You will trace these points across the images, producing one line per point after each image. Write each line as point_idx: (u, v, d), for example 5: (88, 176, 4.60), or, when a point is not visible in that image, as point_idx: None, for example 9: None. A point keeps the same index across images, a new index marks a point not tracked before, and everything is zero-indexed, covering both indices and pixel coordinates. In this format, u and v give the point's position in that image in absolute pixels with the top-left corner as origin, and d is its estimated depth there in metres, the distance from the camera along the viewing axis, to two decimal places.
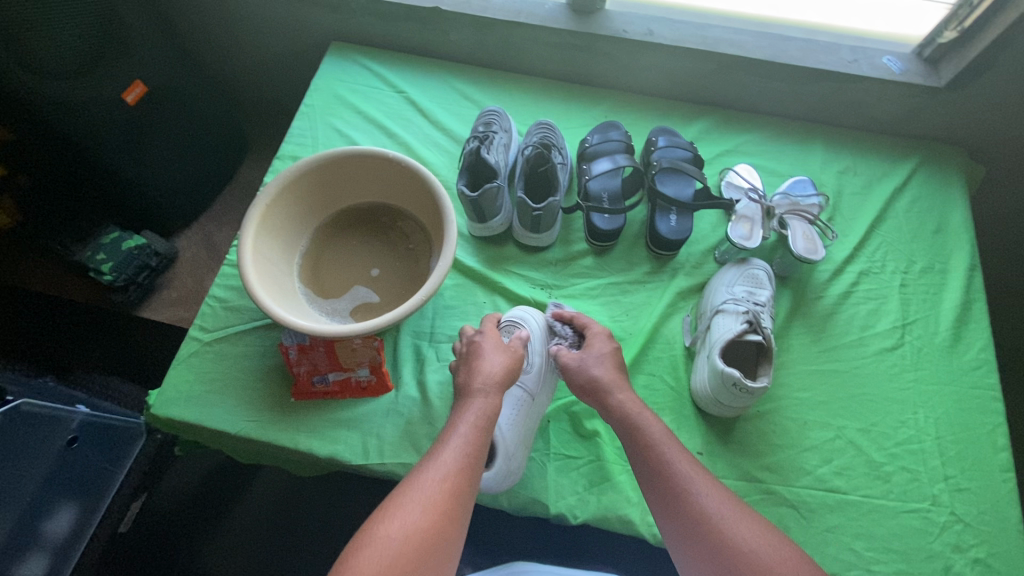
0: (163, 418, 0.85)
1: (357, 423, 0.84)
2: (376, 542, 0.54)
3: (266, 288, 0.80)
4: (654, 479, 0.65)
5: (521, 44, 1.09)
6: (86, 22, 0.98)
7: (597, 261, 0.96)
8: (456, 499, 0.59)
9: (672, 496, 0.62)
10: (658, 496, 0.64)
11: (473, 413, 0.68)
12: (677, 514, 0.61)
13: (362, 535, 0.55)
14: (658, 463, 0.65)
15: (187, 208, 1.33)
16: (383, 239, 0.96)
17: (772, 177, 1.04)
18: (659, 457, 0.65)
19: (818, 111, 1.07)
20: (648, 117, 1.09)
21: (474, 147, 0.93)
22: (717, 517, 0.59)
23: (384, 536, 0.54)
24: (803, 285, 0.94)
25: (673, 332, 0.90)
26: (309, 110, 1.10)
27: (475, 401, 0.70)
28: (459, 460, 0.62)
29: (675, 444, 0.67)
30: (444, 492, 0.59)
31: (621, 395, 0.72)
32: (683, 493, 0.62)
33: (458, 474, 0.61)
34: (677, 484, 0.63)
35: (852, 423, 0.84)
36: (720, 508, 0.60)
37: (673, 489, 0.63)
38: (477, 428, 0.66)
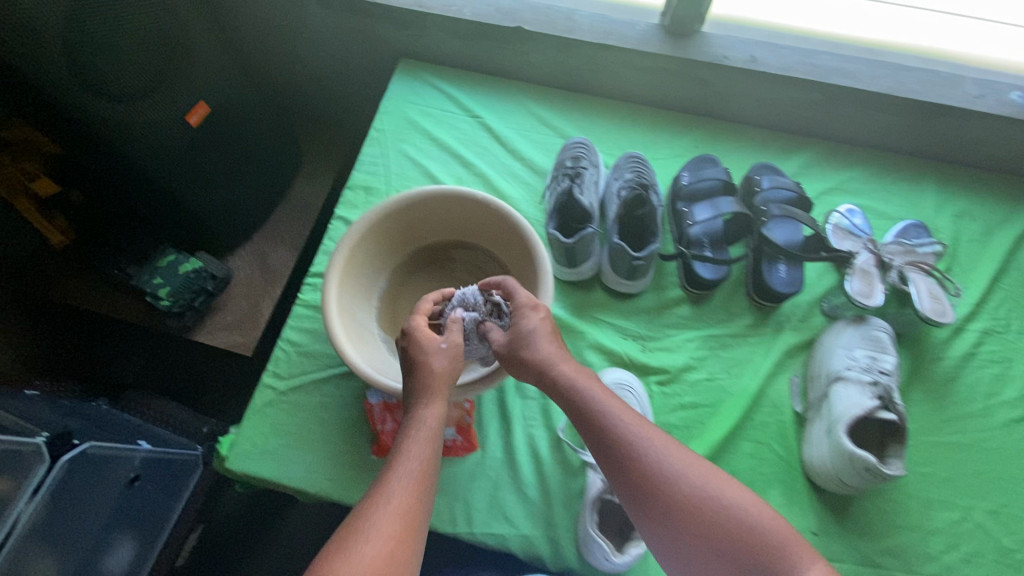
0: (240, 473, 0.81)
1: (443, 486, 0.79)
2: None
3: (355, 346, 0.76)
4: (633, 472, 0.56)
5: (608, 67, 1.01)
6: (153, 40, 0.92)
7: (694, 311, 0.89)
8: (408, 536, 0.51)
9: (656, 492, 0.54)
10: (631, 492, 0.56)
11: (421, 427, 0.59)
12: (669, 511, 0.53)
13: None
14: (628, 452, 0.56)
15: (242, 228, 1.27)
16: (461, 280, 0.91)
17: (880, 220, 0.96)
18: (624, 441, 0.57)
19: (932, 147, 0.98)
20: (743, 149, 1.01)
21: (566, 188, 0.86)
22: (715, 508, 0.52)
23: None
24: (920, 345, 0.87)
25: (780, 394, 0.84)
26: (379, 135, 1.03)
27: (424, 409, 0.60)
28: (408, 485, 0.54)
29: (651, 429, 0.58)
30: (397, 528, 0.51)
31: (565, 367, 0.61)
32: (668, 485, 0.54)
33: (413, 499, 0.54)
34: (661, 475, 0.55)
35: (978, 502, 0.78)
36: (716, 497, 0.53)
37: (651, 481, 0.55)
38: (425, 444, 0.58)
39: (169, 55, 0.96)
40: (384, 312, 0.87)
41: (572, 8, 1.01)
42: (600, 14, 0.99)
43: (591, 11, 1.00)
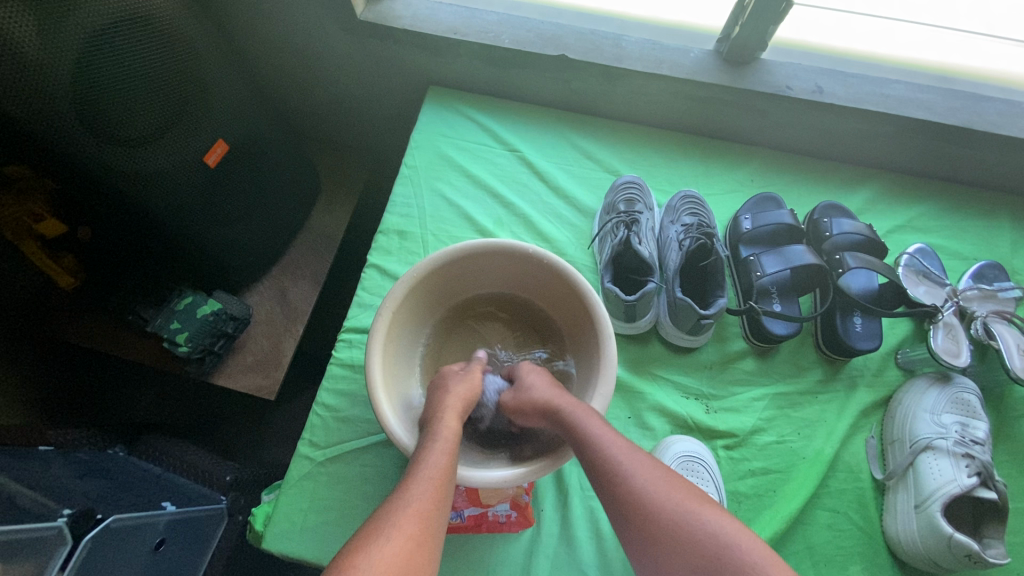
0: (277, 554, 0.75)
1: (497, 567, 0.74)
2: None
3: (405, 421, 0.69)
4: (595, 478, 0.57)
5: (657, 97, 0.94)
6: (167, 79, 0.84)
7: (759, 365, 0.83)
8: (426, 538, 0.49)
9: (619, 495, 0.54)
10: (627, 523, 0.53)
11: (437, 439, 0.60)
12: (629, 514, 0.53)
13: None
14: (595, 459, 0.57)
15: (261, 265, 1.19)
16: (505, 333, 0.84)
17: (953, 260, 0.89)
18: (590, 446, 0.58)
19: (1006, 180, 0.92)
20: (803, 184, 0.94)
21: (624, 236, 0.80)
22: (670, 507, 0.51)
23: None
24: (1003, 400, 0.81)
25: (855, 457, 0.78)
26: (411, 172, 0.96)
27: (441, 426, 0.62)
28: (428, 488, 0.54)
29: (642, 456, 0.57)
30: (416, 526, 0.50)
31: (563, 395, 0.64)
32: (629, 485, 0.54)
33: (431, 504, 0.52)
34: (621, 478, 0.55)
35: None
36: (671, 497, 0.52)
37: (613, 483, 0.55)
38: (445, 454, 0.58)
39: (184, 94, 0.88)
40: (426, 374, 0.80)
41: (619, 34, 0.93)
42: (650, 41, 0.92)
43: (640, 37, 0.93)
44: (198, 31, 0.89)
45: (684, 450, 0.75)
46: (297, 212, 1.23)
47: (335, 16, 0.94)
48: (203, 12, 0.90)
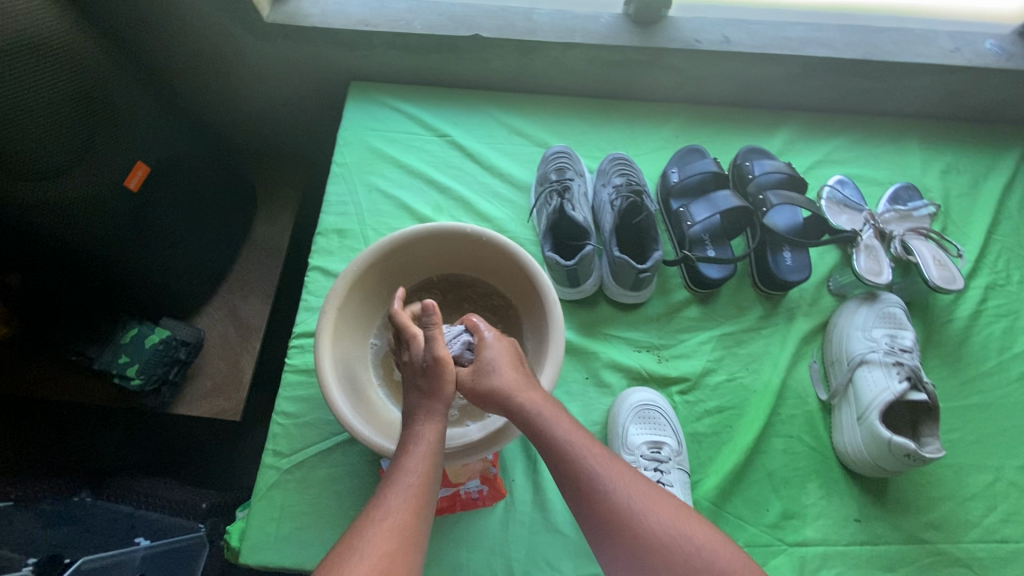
0: (255, 567, 0.75)
1: (477, 541, 0.75)
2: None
3: (340, 368, 0.71)
4: (597, 511, 0.53)
5: (576, 67, 0.96)
6: (72, 104, 0.80)
7: (703, 310, 0.87)
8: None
9: (624, 545, 0.51)
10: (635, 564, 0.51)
11: (422, 442, 0.57)
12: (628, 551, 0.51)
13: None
14: (603, 500, 0.53)
15: (207, 283, 1.18)
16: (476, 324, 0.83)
17: (871, 188, 0.94)
18: (599, 488, 0.53)
19: (912, 105, 0.97)
20: (726, 134, 0.98)
21: (557, 204, 0.81)
22: (682, 548, 0.50)
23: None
24: (928, 309, 0.86)
25: (801, 383, 0.82)
26: (343, 170, 0.95)
27: (426, 429, 0.58)
28: (405, 513, 0.51)
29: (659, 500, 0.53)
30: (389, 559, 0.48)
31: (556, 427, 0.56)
32: (634, 531, 0.51)
33: (413, 521, 0.51)
34: (621, 517, 0.52)
35: (1009, 460, 0.78)
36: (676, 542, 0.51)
37: (613, 519, 0.52)
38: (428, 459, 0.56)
39: (95, 117, 0.85)
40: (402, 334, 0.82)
41: (530, 7, 0.95)
42: (560, 12, 0.93)
43: (551, 9, 0.94)
44: (100, 50, 0.85)
45: (647, 399, 0.78)
46: (236, 226, 1.21)
47: (239, 19, 0.93)
48: (104, 33, 0.86)
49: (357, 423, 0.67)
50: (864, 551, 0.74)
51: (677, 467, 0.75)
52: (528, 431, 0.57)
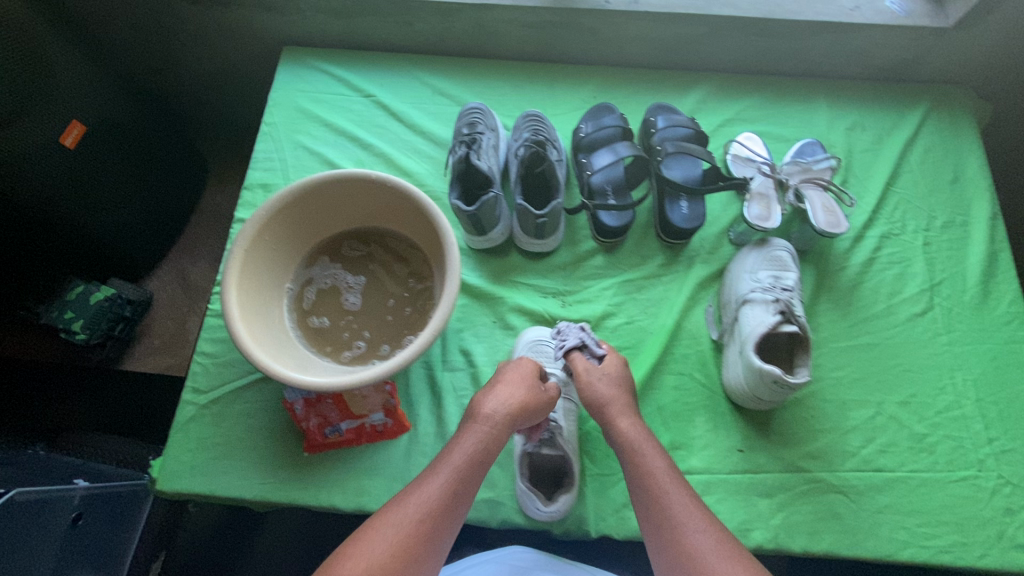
0: (172, 493, 0.79)
1: (381, 470, 0.79)
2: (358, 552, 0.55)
3: (246, 297, 0.75)
4: (652, 510, 0.62)
5: (495, 29, 0.99)
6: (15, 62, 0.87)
7: (608, 259, 0.91)
8: (433, 536, 0.58)
9: (665, 539, 0.59)
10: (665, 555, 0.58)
11: (459, 447, 0.65)
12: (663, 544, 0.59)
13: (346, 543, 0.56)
14: (657, 501, 0.62)
15: (155, 245, 1.23)
16: (392, 281, 0.86)
17: (777, 144, 0.98)
18: (658, 491, 0.62)
19: (821, 64, 1.00)
20: (640, 93, 1.01)
21: (463, 154, 0.84)
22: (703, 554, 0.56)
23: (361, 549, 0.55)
24: (824, 257, 0.90)
25: (696, 325, 0.86)
26: (272, 129, 0.99)
27: (467, 433, 0.67)
28: (434, 494, 0.60)
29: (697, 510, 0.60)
30: (429, 516, 0.58)
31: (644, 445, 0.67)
32: (676, 533, 0.59)
33: (443, 499, 0.60)
34: (665, 516, 0.60)
35: (891, 396, 0.82)
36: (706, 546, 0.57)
37: (663, 519, 0.60)
38: (462, 453, 0.64)
39: (31, 76, 0.90)
40: (331, 275, 0.87)
41: None
42: None
43: None
44: (34, 11, 0.90)
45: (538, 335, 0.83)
46: (184, 191, 1.26)
47: None
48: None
49: (256, 351, 0.70)
50: (745, 478, 0.78)
51: (562, 397, 0.80)
52: (623, 448, 0.68)
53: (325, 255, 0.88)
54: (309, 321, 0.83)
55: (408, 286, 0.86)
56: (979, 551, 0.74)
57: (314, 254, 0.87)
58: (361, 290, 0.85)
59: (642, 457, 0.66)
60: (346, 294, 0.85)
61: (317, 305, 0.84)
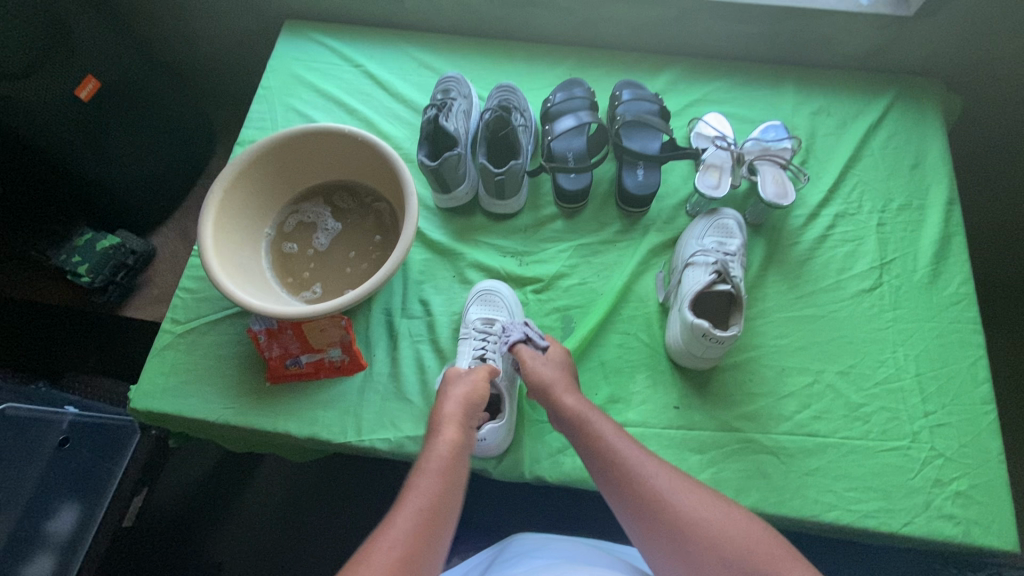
0: (143, 412, 0.85)
1: (333, 403, 0.84)
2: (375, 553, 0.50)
3: (223, 228, 0.83)
4: (608, 470, 0.63)
5: (478, 7, 1.06)
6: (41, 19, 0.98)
7: (567, 224, 0.95)
8: (440, 531, 0.54)
9: (630, 493, 0.60)
10: (633, 508, 0.60)
11: (438, 445, 0.62)
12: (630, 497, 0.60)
13: (359, 552, 0.51)
14: (613, 460, 0.63)
15: (163, 204, 1.31)
16: (358, 240, 0.91)
17: (743, 125, 1.01)
18: (612, 450, 0.63)
19: (789, 50, 1.04)
20: (613, 73, 1.06)
21: (433, 114, 0.89)
22: (672, 501, 0.58)
23: (377, 552, 0.50)
24: (776, 232, 0.93)
25: (645, 289, 0.89)
26: (267, 92, 1.07)
27: (440, 434, 0.64)
28: (428, 492, 0.57)
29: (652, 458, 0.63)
30: (430, 514, 0.55)
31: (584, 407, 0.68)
32: (638, 485, 0.60)
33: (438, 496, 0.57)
34: (619, 467, 0.62)
35: (830, 366, 0.84)
36: (670, 493, 0.59)
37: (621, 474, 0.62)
38: (451, 452, 0.62)
39: (51, 33, 1.00)
40: (316, 214, 0.93)
41: None
42: None
43: None
44: None
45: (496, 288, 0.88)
46: (193, 155, 1.34)
47: None
48: None
49: (221, 275, 0.77)
50: (678, 433, 0.80)
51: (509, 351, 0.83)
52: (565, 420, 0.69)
53: (319, 194, 0.95)
54: (281, 248, 0.91)
55: (371, 244, 0.91)
56: (906, 519, 0.74)
57: (304, 196, 0.94)
58: (331, 237, 0.92)
59: (586, 422, 0.67)
60: (319, 235, 0.92)
61: (292, 236, 0.92)
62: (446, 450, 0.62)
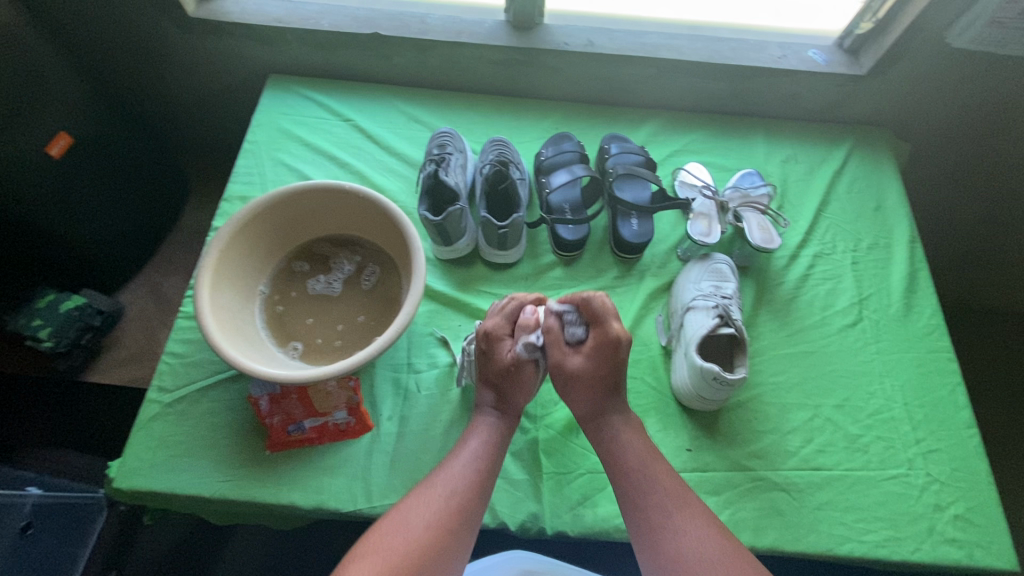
0: (128, 492, 0.78)
1: (339, 468, 0.80)
2: (377, 548, 0.59)
3: (219, 287, 0.79)
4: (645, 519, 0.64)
5: (466, 63, 1.09)
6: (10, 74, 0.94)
7: (567, 271, 0.97)
8: (451, 533, 0.61)
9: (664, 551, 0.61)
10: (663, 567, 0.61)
11: (471, 447, 0.70)
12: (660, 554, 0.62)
13: (356, 547, 0.60)
14: (651, 510, 0.65)
15: (133, 259, 1.24)
16: (330, 319, 0.87)
17: (722, 173, 1.08)
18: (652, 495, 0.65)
19: (756, 104, 1.12)
20: (598, 125, 1.11)
21: (432, 169, 0.91)
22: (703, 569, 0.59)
23: (370, 553, 0.58)
24: (763, 273, 0.98)
25: (648, 333, 0.92)
26: (254, 147, 1.06)
27: (478, 430, 0.73)
28: (454, 489, 0.65)
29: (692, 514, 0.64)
30: (438, 523, 0.61)
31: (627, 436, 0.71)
32: (672, 543, 0.61)
33: (465, 496, 0.65)
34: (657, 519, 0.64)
35: (826, 400, 0.88)
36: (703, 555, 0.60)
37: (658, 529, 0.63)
38: (487, 452, 0.70)
39: (24, 89, 0.96)
40: (340, 264, 0.92)
41: (426, 12, 1.09)
42: (451, 16, 1.08)
43: (443, 14, 1.08)
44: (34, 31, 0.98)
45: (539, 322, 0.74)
46: (165, 208, 1.29)
47: (168, 16, 1.07)
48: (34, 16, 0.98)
49: (217, 334, 0.73)
50: (692, 476, 0.81)
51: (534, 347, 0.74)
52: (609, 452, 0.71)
53: (359, 249, 0.93)
54: (283, 280, 0.90)
55: (335, 328, 0.87)
56: (913, 546, 0.77)
57: (302, 251, 0.93)
58: (323, 290, 0.90)
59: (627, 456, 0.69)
60: (318, 290, 0.90)
61: (312, 260, 0.92)
62: (472, 461, 0.69)
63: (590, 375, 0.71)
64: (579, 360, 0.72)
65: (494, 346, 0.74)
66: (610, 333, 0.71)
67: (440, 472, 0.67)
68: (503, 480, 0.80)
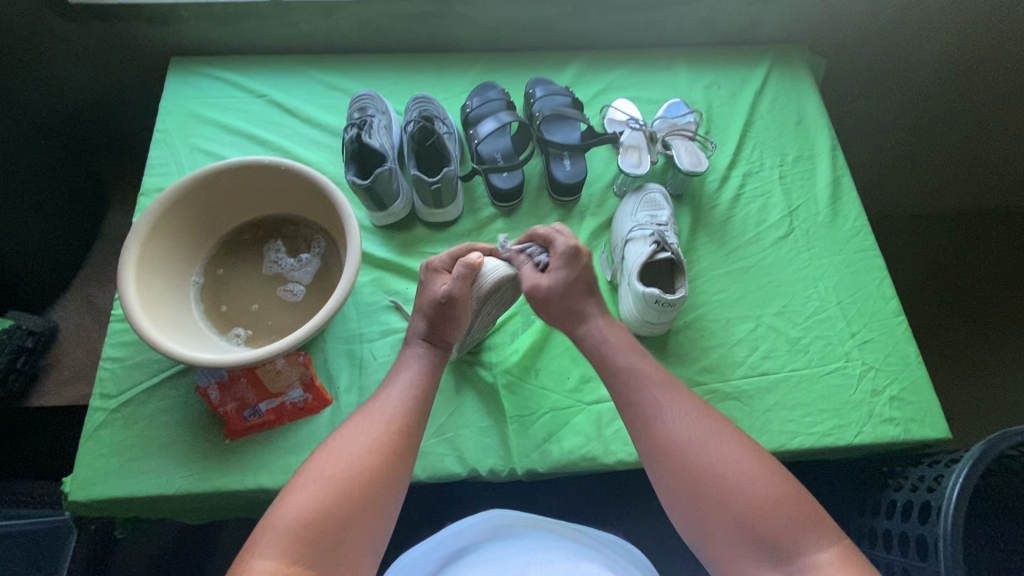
0: (86, 502, 0.76)
1: (304, 445, 0.80)
2: (318, 474, 0.59)
3: (146, 279, 0.76)
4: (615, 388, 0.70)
5: (377, 21, 1.07)
6: None
7: (508, 222, 0.97)
8: (389, 453, 0.62)
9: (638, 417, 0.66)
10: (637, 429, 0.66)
11: (404, 373, 0.71)
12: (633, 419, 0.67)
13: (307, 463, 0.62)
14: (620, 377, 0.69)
15: (58, 273, 1.17)
16: (257, 302, 0.85)
17: (649, 106, 1.08)
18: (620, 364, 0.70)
19: (674, 33, 1.13)
20: (521, 71, 1.09)
21: (354, 134, 0.89)
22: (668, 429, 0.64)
23: (316, 471, 0.60)
24: (697, 199, 1.01)
25: (593, 271, 0.93)
26: (164, 135, 1.00)
27: (408, 357, 0.73)
28: (389, 411, 0.66)
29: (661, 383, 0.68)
30: (377, 445, 0.62)
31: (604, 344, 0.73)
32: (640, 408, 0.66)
33: (401, 417, 0.66)
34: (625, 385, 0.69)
35: (767, 309, 0.92)
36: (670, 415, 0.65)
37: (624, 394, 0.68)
38: (423, 376, 0.71)
39: None
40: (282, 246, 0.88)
41: None
42: None
43: None
44: None
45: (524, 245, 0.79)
46: (87, 214, 1.22)
47: None
48: None
49: (147, 325, 0.71)
50: None
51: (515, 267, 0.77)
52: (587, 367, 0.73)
53: (306, 236, 0.89)
54: (217, 268, 0.87)
55: (264, 313, 0.84)
56: (856, 430, 0.82)
57: (234, 234, 0.89)
58: (272, 262, 0.88)
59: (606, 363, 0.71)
60: (255, 272, 0.87)
61: (250, 240, 0.89)
62: (404, 387, 0.69)
63: (558, 287, 0.74)
64: (549, 278, 0.75)
65: (430, 281, 0.75)
66: (566, 246, 0.76)
67: (375, 402, 0.67)
68: (468, 430, 0.81)
